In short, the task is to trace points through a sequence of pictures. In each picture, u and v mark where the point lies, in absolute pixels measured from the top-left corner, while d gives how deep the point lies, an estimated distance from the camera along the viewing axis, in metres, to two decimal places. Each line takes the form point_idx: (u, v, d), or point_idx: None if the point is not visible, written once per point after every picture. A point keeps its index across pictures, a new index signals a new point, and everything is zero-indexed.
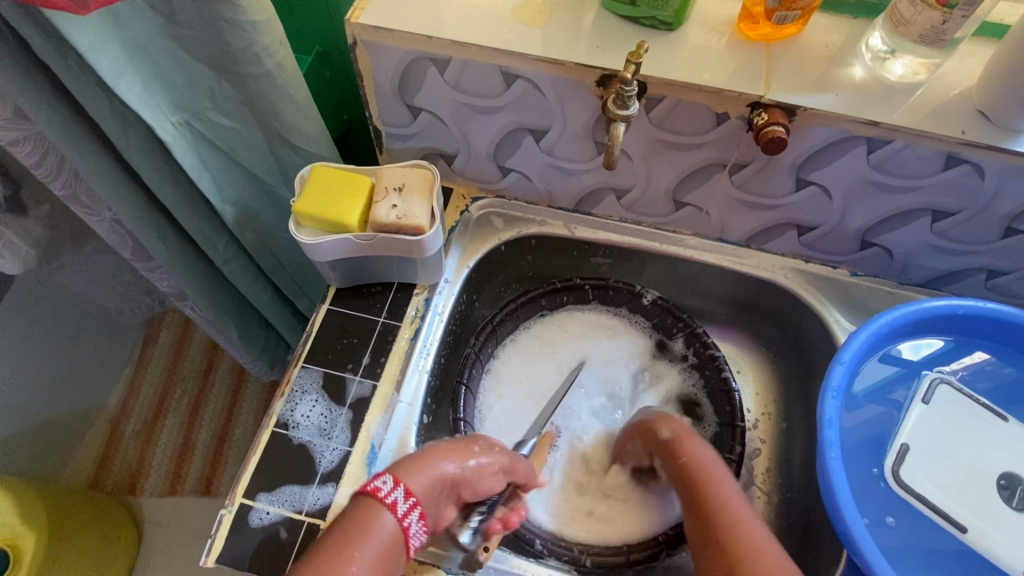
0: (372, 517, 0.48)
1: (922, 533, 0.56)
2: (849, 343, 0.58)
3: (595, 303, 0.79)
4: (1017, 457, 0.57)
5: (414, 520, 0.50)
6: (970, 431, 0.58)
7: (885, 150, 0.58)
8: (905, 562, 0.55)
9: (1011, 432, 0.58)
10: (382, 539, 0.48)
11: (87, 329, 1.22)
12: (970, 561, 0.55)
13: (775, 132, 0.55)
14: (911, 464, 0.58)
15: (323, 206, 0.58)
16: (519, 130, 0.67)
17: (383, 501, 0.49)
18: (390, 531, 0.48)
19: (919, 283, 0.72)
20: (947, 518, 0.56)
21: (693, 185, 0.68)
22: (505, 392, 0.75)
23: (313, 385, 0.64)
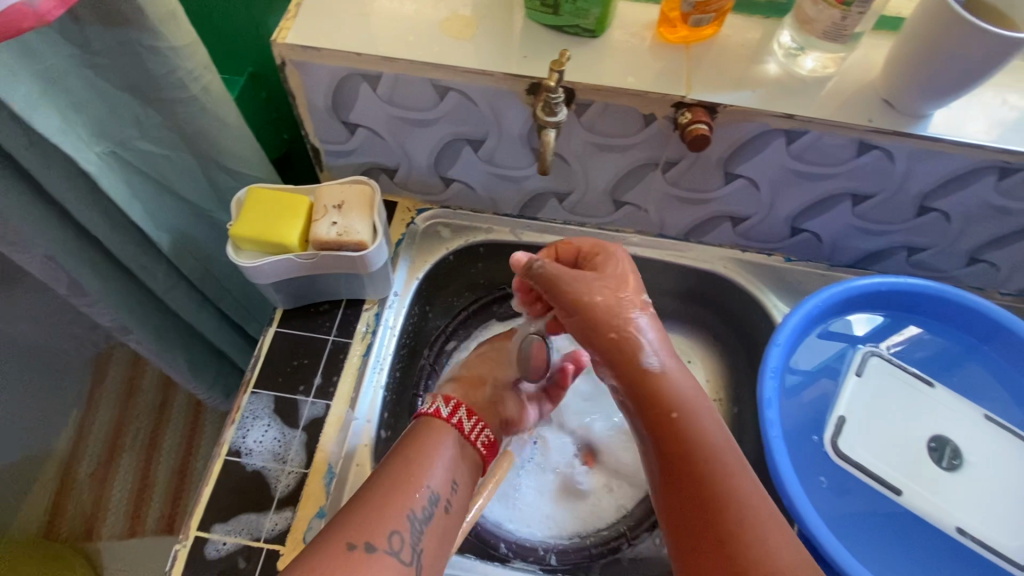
0: (436, 434, 0.58)
1: (869, 502, 0.58)
2: (783, 324, 0.60)
3: None
4: (944, 420, 0.60)
5: (463, 419, 0.61)
6: (900, 399, 0.61)
7: (803, 141, 0.61)
8: (853, 527, 0.57)
9: (938, 398, 0.62)
10: (444, 447, 0.57)
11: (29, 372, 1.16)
12: (908, 521, 0.57)
13: (698, 130, 0.57)
14: (849, 435, 0.60)
15: (261, 228, 0.58)
16: (457, 141, 0.67)
17: (433, 413, 0.60)
18: (451, 435, 0.59)
19: (848, 263, 0.76)
20: (883, 483, 0.59)
21: (630, 184, 0.70)
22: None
23: (264, 410, 0.63)
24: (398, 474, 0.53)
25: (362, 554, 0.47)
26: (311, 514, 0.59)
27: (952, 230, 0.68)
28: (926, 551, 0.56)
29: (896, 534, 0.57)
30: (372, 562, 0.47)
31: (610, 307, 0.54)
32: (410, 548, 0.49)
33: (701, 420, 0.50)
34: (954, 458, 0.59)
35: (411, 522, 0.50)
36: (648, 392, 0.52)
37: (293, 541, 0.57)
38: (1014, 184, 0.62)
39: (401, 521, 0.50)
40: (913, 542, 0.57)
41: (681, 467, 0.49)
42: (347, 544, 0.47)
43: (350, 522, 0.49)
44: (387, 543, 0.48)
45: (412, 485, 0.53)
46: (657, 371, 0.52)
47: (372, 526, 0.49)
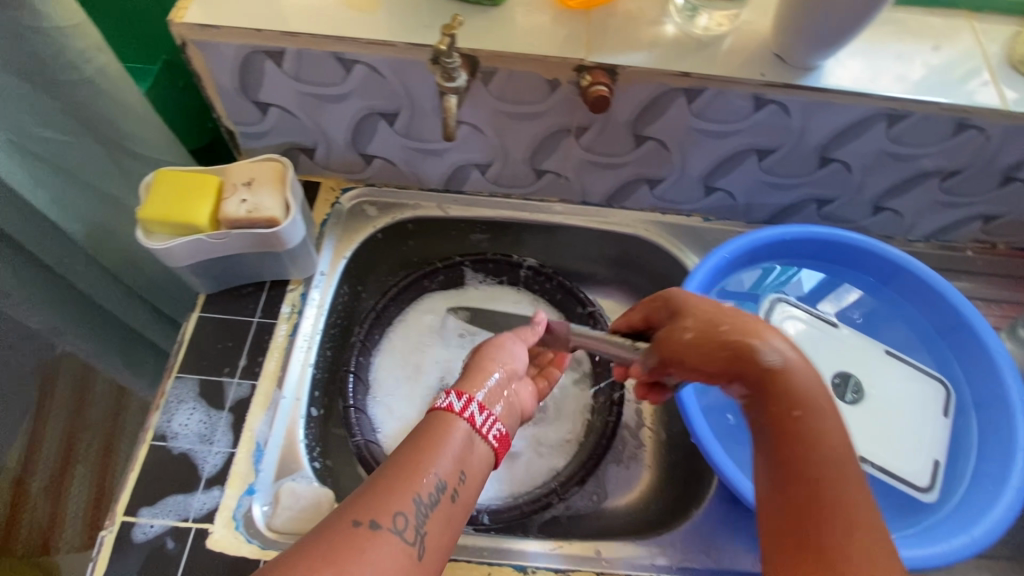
0: (446, 421, 0.47)
1: None
2: (691, 276, 0.62)
3: (478, 277, 0.82)
4: (848, 357, 0.64)
5: (477, 413, 0.49)
6: (807, 340, 0.64)
7: (702, 99, 0.63)
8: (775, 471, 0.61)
9: (840, 336, 0.65)
10: (453, 435, 0.47)
11: None
12: None
13: (598, 92, 0.59)
14: None
15: (169, 210, 0.58)
16: (371, 115, 0.68)
17: (445, 407, 0.48)
18: (461, 427, 0.47)
19: (764, 219, 0.79)
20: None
21: (547, 152, 0.72)
22: (398, 364, 0.76)
23: (190, 394, 0.63)
24: (403, 459, 0.44)
25: (367, 532, 0.40)
26: (240, 492, 0.59)
27: (853, 180, 0.72)
28: None
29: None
30: (375, 542, 0.40)
31: (736, 309, 0.48)
32: (415, 530, 0.42)
33: (820, 440, 0.41)
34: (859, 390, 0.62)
35: (415, 506, 0.42)
36: (769, 403, 0.43)
37: (222, 519, 0.58)
38: (903, 131, 0.65)
39: (407, 503, 0.42)
40: None
41: (788, 489, 0.40)
42: (352, 521, 0.40)
43: (357, 500, 0.42)
44: (390, 523, 0.41)
45: (420, 468, 0.44)
46: (779, 368, 0.43)
47: (380, 504, 0.41)
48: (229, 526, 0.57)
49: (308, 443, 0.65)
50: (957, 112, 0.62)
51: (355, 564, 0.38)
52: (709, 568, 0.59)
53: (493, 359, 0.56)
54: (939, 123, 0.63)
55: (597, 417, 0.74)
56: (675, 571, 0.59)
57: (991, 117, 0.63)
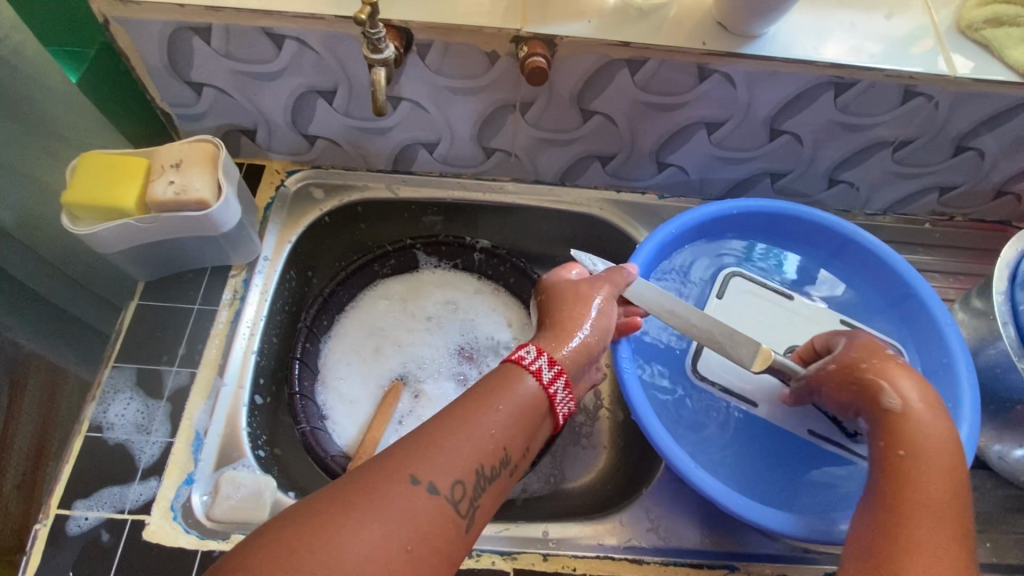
0: (515, 378, 0.47)
1: (725, 417, 0.63)
2: (638, 250, 0.61)
3: (430, 260, 0.81)
4: (799, 330, 0.63)
5: (545, 367, 0.48)
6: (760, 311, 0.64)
7: (646, 70, 0.62)
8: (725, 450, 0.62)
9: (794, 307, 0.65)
10: (524, 397, 0.46)
11: None
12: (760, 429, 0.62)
13: (535, 63, 0.57)
14: (708, 359, 0.65)
15: (94, 193, 0.56)
16: (309, 94, 0.66)
17: (534, 370, 0.47)
18: (527, 383, 0.47)
19: (719, 195, 0.78)
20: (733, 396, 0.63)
21: (494, 129, 0.70)
22: (350, 349, 0.75)
23: (127, 383, 0.61)
24: (468, 412, 0.44)
25: (423, 494, 0.39)
26: (178, 482, 0.58)
27: (805, 153, 0.71)
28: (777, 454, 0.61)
29: (768, 453, 0.61)
30: (426, 503, 0.39)
31: (865, 348, 0.52)
32: (469, 502, 0.41)
33: (925, 485, 0.43)
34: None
35: (478, 472, 0.42)
36: (904, 436, 0.46)
37: (159, 509, 0.56)
38: (850, 101, 0.64)
39: (469, 474, 0.41)
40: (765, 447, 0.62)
41: (898, 530, 0.41)
42: (410, 476, 0.39)
43: (421, 451, 0.41)
44: (449, 489, 0.40)
45: (484, 434, 0.43)
46: (897, 411, 0.47)
47: (441, 467, 0.40)
48: (167, 517, 0.56)
49: (252, 431, 0.63)
50: (902, 79, 0.61)
51: (395, 514, 0.38)
52: (656, 546, 0.59)
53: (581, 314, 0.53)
54: (884, 91, 0.62)
55: None
56: (622, 551, 0.59)
57: (938, 83, 0.61)
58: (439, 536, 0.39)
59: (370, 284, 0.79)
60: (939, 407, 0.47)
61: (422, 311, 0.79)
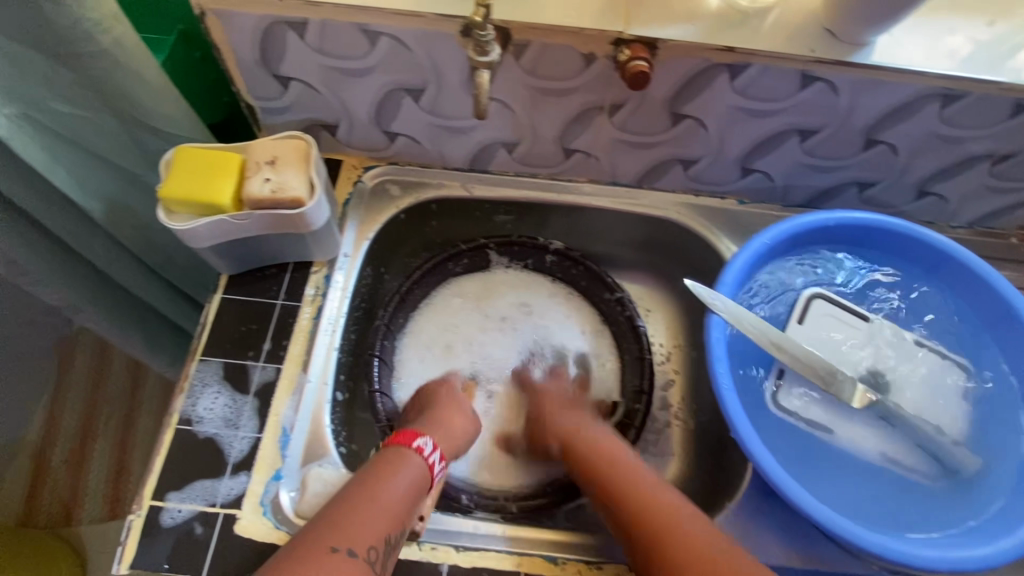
0: (406, 458, 0.57)
1: (804, 439, 0.62)
2: (731, 264, 0.60)
3: (501, 260, 0.80)
4: (877, 353, 0.64)
5: (437, 462, 0.59)
6: (837, 334, 0.64)
7: (746, 76, 0.60)
8: (806, 475, 0.60)
9: (870, 331, 0.64)
10: (410, 468, 0.57)
11: None
12: (837, 453, 0.61)
13: (638, 67, 0.56)
14: (792, 382, 0.63)
15: (190, 187, 0.56)
16: (396, 91, 0.65)
17: (425, 459, 0.58)
18: (414, 461, 0.58)
19: (801, 203, 0.76)
20: (814, 424, 0.62)
21: (578, 131, 0.69)
22: (423, 347, 0.76)
23: (214, 377, 0.62)
24: (349, 501, 0.52)
25: (344, 558, 0.48)
26: (267, 478, 0.58)
27: (899, 163, 0.69)
28: (854, 477, 0.61)
29: (846, 479, 0.60)
30: (336, 561, 0.47)
31: (573, 418, 0.66)
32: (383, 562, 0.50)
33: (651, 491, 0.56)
34: (883, 391, 0.62)
35: (387, 535, 0.51)
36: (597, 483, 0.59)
37: (250, 505, 0.57)
38: (956, 112, 0.61)
39: (378, 538, 0.50)
40: (840, 471, 0.61)
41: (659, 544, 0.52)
42: (330, 548, 0.48)
43: (335, 526, 0.50)
44: (364, 553, 0.49)
45: (379, 500, 0.53)
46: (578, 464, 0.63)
47: (355, 536, 0.49)
48: (257, 512, 0.57)
49: (334, 427, 0.65)
50: (1017, 92, 0.59)
51: None
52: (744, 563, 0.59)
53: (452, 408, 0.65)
54: (995, 104, 0.60)
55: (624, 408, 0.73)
56: None
57: None
58: None
59: (441, 284, 0.79)
60: (620, 446, 0.62)
61: (494, 311, 0.79)
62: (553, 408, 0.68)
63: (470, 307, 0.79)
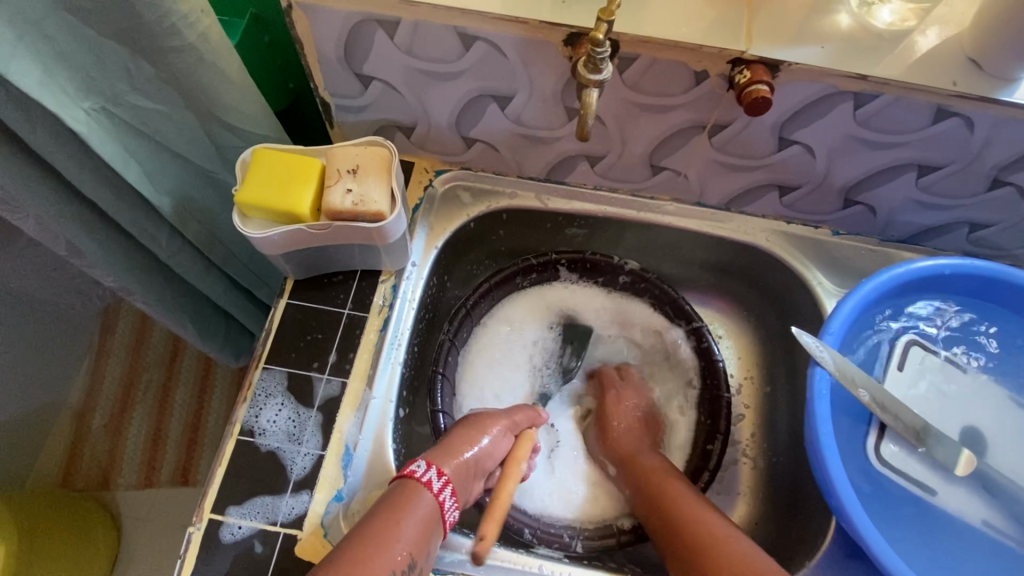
0: (414, 494, 0.51)
1: (899, 498, 0.56)
2: (837, 311, 0.56)
3: (571, 276, 0.77)
4: (979, 409, 0.58)
5: (434, 478, 0.52)
6: (943, 388, 0.59)
7: (872, 106, 0.55)
8: (897, 536, 0.55)
9: (977, 386, 0.59)
10: (418, 505, 0.50)
11: (52, 338, 1.08)
12: (935, 517, 0.56)
13: (759, 92, 0.51)
14: (892, 438, 0.57)
15: (269, 194, 0.53)
16: (483, 97, 0.61)
17: (422, 482, 0.52)
18: (425, 497, 0.51)
19: (901, 239, 0.70)
20: (916, 482, 0.56)
21: (671, 148, 0.64)
22: (485, 362, 0.74)
23: (278, 388, 0.60)
24: (356, 542, 0.46)
25: None
26: (328, 498, 0.56)
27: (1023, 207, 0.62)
28: (954, 545, 0.54)
29: (943, 546, 0.54)
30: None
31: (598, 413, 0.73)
32: None
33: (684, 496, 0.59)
34: (980, 451, 0.57)
35: None
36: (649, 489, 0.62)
37: (310, 525, 0.55)
38: None
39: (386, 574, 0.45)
40: (937, 537, 0.55)
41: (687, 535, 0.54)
42: None
43: (344, 560, 0.45)
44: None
45: (389, 543, 0.47)
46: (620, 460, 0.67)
47: None
48: (317, 533, 0.55)
49: (397, 448, 0.62)
50: None
51: None
52: None
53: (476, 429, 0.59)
54: None
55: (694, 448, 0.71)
56: None
57: None
58: None
59: (507, 297, 0.76)
60: (685, 486, 0.61)
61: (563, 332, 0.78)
62: (619, 423, 0.71)
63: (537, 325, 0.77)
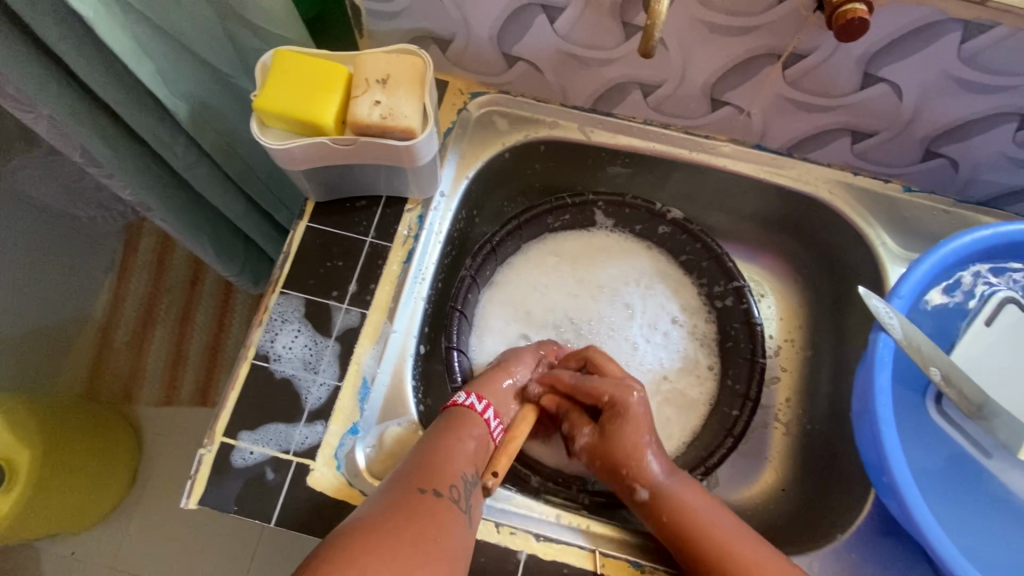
0: (464, 418, 0.52)
1: (952, 463, 0.52)
2: (909, 273, 0.50)
3: (605, 221, 0.72)
4: None
5: (477, 402, 0.54)
6: None
7: (982, 39, 0.47)
8: (940, 506, 0.51)
9: None
10: (468, 423, 0.51)
11: (74, 249, 1.07)
12: (987, 487, 0.52)
13: (856, 12, 0.43)
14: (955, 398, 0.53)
15: (290, 101, 0.48)
16: (530, 7, 0.54)
17: (466, 407, 0.53)
18: (473, 420, 0.52)
19: (980, 201, 0.63)
20: (973, 442, 0.52)
21: (737, 80, 0.57)
22: (506, 301, 0.70)
23: (294, 313, 0.57)
24: (428, 449, 0.48)
25: (431, 498, 0.44)
26: (343, 431, 0.54)
27: None
28: (1002, 518, 0.50)
29: (990, 518, 0.50)
30: (442, 506, 0.44)
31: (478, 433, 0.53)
32: (466, 501, 0.46)
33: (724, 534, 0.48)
34: None
35: (465, 483, 0.47)
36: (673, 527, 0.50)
37: (324, 456, 0.53)
38: None
39: (458, 478, 0.47)
40: (985, 509, 0.51)
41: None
42: (419, 488, 0.44)
43: (417, 471, 0.46)
44: (448, 492, 0.46)
45: (459, 448, 0.49)
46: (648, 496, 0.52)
47: (437, 476, 0.46)
48: (330, 465, 0.53)
49: (416, 385, 0.61)
50: None
51: (422, 521, 0.42)
52: None
53: (507, 365, 0.59)
54: None
55: (718, 413, 0.67)
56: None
57: None
58: (443, 541, 0.42)
59: (535, 239, 0.72)
60: (739, 530, 0.49)
61: (595, 280, 0.72)
62: (586, 434, 0.56)
63: (568, 269, 0.72)
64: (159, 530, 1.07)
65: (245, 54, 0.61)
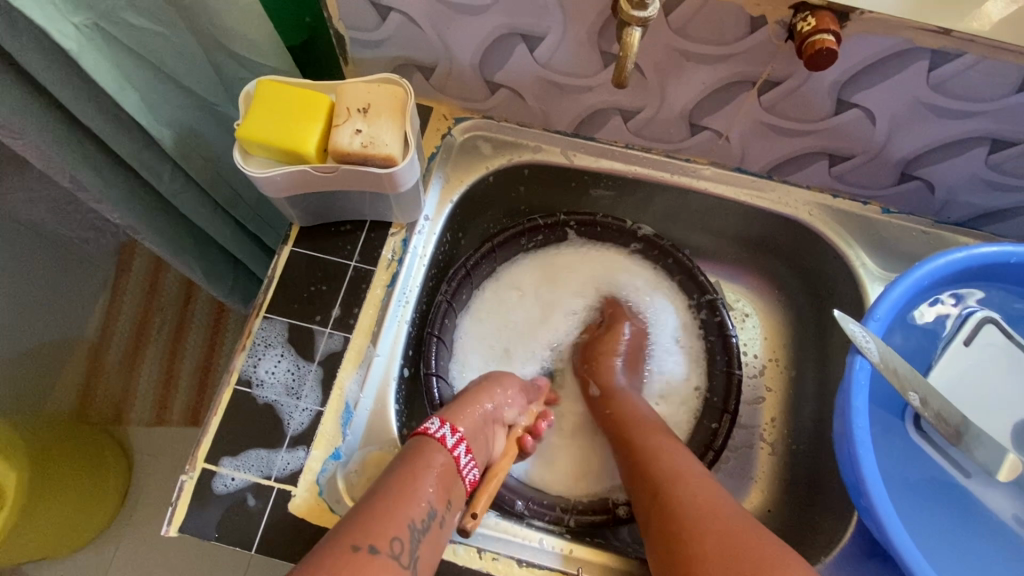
0: (428, 453, 0.50)
1: (931, 482, 0.53)
2: (884, 296, 0.51)
3: (575, 238, 0.72)
4: None
5: (448, 434, 0.52)
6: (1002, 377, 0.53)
7: (950, 67, 0.48)
8: (922, 526, 0.51)
9: None
10: (432, 457, 0.50)
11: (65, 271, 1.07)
12: (965, 506, 0.52)
13: (824, 43, 0.44)
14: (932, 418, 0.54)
15: (271, 129, 0.49)
16: (510, 36, 0.55)
17: (437, 439, 0.51)
18: (439, 455, 0.50)
19: (958, 221, 0.64)
20: (951, 461, 0.53)
21: (714, 105, 0.58)
22: (486, 323, 0.71)
23: (278, 338, 0.57)
24: (377, 496, 0.45)
25: (366, 556, 0.40)
26: (325, 455, 0.54)
27: None
28: (982, 538, 0.51)
29: (970, 539, 0.51)
30: (377, 564, 0.41)
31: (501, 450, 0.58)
32: (409, 554, 0.43)
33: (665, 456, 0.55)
34: None
35: (411, 532, 0.44)
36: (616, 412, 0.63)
37: (305, 482, 0.53)
38: None
39: (402, 528, 0.43)
40: (965, 528, 0.51)
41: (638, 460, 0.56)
42: (353, 545, 0.41)
43: (355, 525, 0.42)
44: (387, 548, 0.42)
45: (411, 491, 0.46)
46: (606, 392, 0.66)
47: (375, 529, 0.42)
48: (312, 490, 0.53)
49: (399, 410, 0.61)
50: None
51: None
52: None
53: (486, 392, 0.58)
54: None
55: (700, 427, 0.67)
56: None
57: None
58: None
59: (511, 259, 0.72)
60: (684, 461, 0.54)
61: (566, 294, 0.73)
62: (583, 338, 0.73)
63: (540, 285, 0.73)
64: (145, 555, 1.06)
65: (231, 82, 0.62)
